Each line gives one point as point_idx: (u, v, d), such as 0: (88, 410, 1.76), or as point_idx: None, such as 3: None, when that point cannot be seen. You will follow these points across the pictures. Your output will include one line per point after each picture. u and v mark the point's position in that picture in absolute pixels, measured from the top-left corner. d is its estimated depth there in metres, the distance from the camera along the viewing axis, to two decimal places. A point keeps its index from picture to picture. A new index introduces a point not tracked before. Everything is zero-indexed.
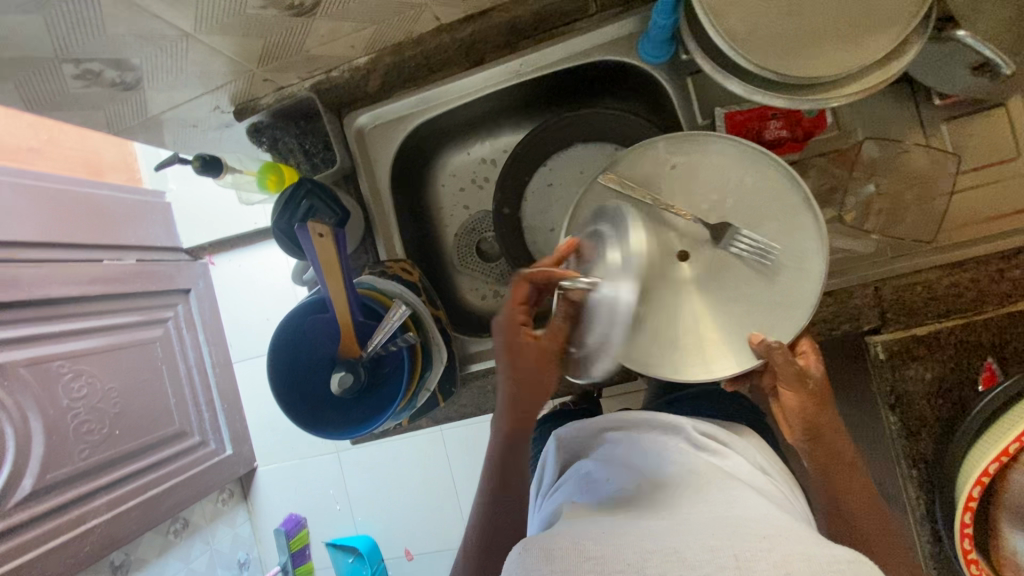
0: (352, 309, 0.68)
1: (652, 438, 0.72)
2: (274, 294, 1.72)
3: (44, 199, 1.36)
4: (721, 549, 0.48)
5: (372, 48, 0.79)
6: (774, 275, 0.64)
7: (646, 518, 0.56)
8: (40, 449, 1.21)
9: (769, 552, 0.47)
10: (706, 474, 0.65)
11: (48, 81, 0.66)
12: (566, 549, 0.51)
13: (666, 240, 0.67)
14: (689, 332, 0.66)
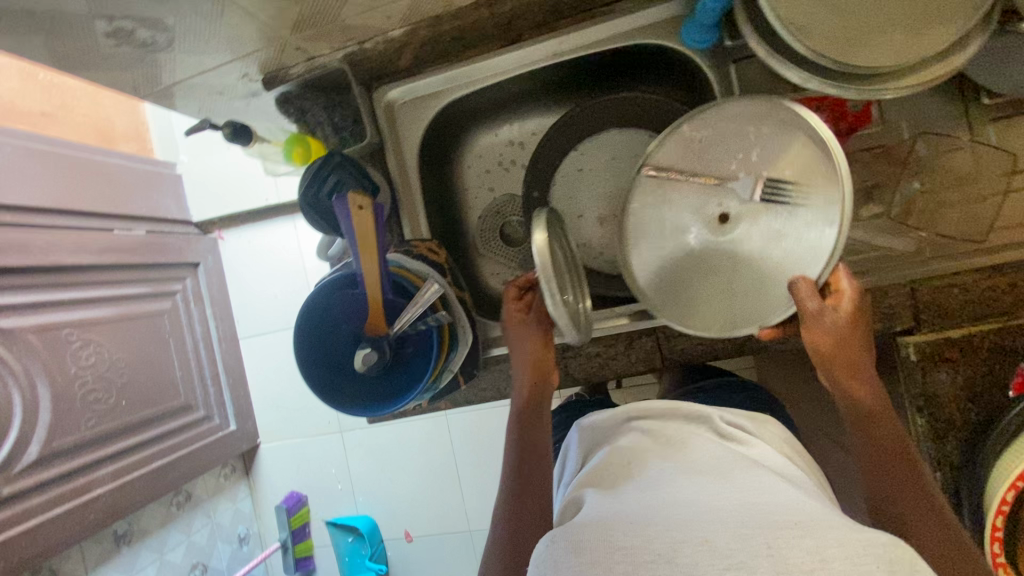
0: (383, 286, 0.67)
1: (678, 428, 0.71)
2: (283, 271, 1.71)
3: (54, 164, 1.33)
4: (755, 537, 0.47)
5: (407, 21, 0.76)
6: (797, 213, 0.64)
7: (672, 499, 0.55)
8: (47, 416, 1.20)
9: (803, 539, 0.46)
10: (727, 455, 0.64)
11: (79, 37, 0.64)
12: (597, 540, 0.50)
13: (702, 210, 0.70)
14: (738, 289, 0.70)
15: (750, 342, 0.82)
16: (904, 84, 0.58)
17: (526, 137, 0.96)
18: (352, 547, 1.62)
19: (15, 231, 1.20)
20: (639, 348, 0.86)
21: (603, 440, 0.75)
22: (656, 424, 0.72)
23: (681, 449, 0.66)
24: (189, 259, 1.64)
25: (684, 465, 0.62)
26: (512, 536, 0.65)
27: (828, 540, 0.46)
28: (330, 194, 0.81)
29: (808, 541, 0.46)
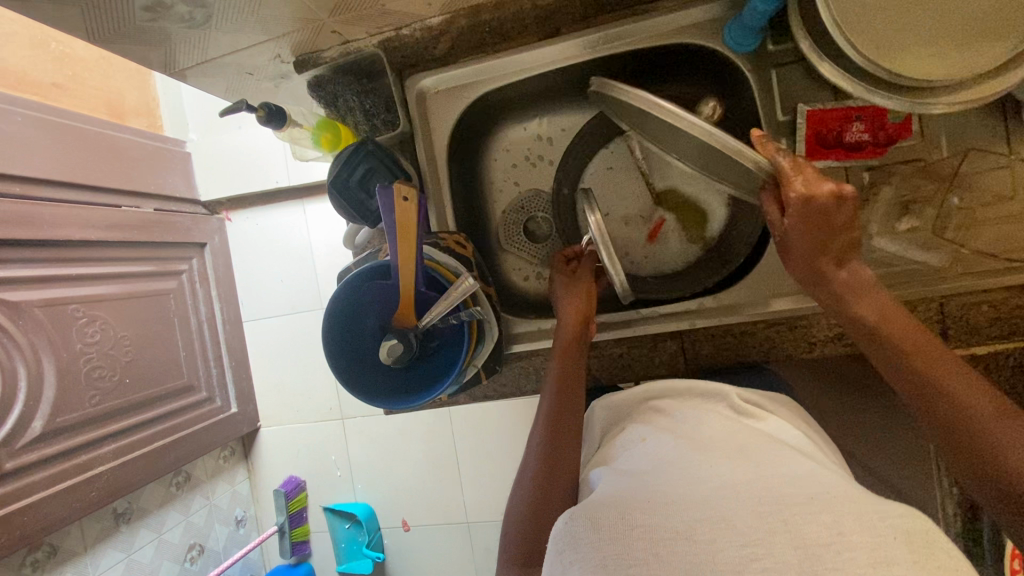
0: (416, 278, 0.67)
1: (694, 404, 0.69)
2: (289, 255, 1.70)
3: (65, 137, 1.31)
4: (777, 522, 0.43)
5: (447, 9, 0.75)
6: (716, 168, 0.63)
7: (686, 477, 0.53)
8: (52, 391, 1.18)
9: (820, 516, 0.43)
10: (744, 432, 0.61)
11: (115, 9, 0.62)
12: (614, 519, 0.48)
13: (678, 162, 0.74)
14: None
15: (775, 351, 0.83)
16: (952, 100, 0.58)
17: (556, 133, 0.94)
18: (350, 533, 1.63)
19: (24, 203, 1.18)
20: (662, 351, 0.87)
21: (619, 420, 0.76)
22: (667, 403, 0.71)
23: (692, 426, 0.64)
24: (196, 239, 1.62)
25: (695, 443, 0.59)
26: (537, 502, 0.64)
27: (840, 507, 0.44)
28: (360, 181, 0.80)
29: (824, 515, 0.43)
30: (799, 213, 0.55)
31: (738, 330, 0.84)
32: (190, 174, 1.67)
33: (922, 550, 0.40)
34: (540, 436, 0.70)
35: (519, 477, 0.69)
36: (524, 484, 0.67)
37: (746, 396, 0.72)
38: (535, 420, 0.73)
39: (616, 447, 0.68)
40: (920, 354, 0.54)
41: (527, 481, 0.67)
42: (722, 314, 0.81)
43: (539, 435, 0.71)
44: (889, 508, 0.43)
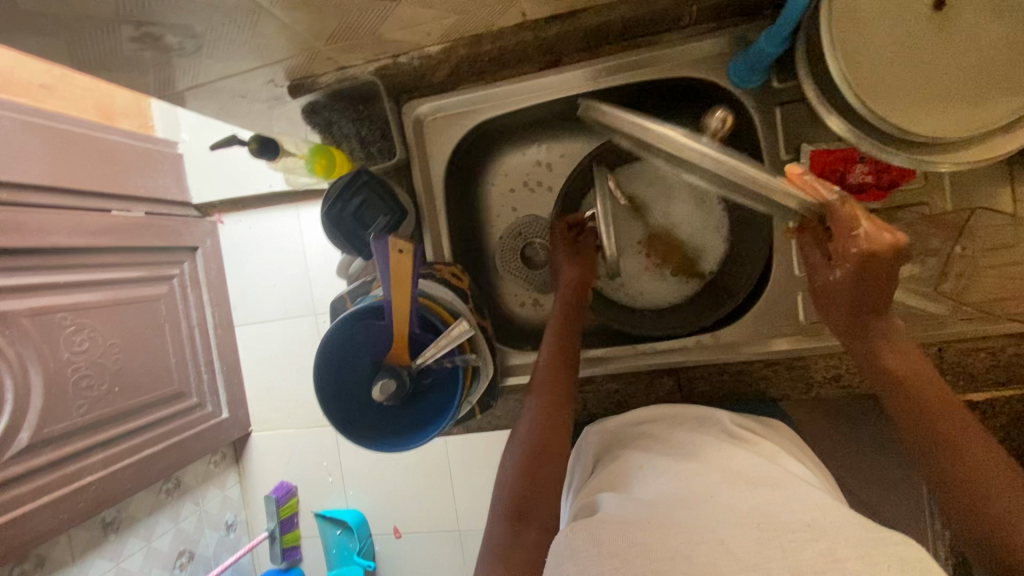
0: (410, 320, 0.65)
1: (691, 429, 0.68)
2: (279, 259, 1.61)
3: (51, 140, 1.27)
4: (771, 543, 0.44)
5: (446, 38, 0.73)
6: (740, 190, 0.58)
7: (691, 501, 0.52)
8: (39, 402, 1.15)
9: (816, 542, 0.43)
10: (741, 458, 0.60)
11: (101, 42, 0.60)
12: (614, 533, 0.48)
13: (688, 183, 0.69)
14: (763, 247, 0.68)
15: (771, 390, 0.83)
16: (954, 154, 0.57)
17: (555, 159, 0.93)
18: (340, 540, 1.57)
19: (6, 209, 1.14)
20: (658, 387, 0.86)
21: (613, 444, 0.73)
22: (663, 428, 0.70)
23: (695, 453, 0.62)
24: (187, 243, 1.57)
25: (699, 467, 0.58)
26: (516, 517, 0.59)
27: (840, 535, 0.44)
28: (353, 213, 0.78)
29: (820, 543, 0.43)
30: (860, 269, 0.59)
31: (734, 369, 0.84)
32: (182, 177, 1.61)
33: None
34: (526, 442, 0.66)
35: (498, 490, 0.64)
36: (503, 495, 0.62)
37: (738, 419, 0.71)
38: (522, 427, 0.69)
39: (613, 470, 0.65)
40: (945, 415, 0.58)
41: (509, 490, 0.62)
42: (719, 352, 0.80)
43: (525, 442, 0.66)
44: (891, 538, 0.44)
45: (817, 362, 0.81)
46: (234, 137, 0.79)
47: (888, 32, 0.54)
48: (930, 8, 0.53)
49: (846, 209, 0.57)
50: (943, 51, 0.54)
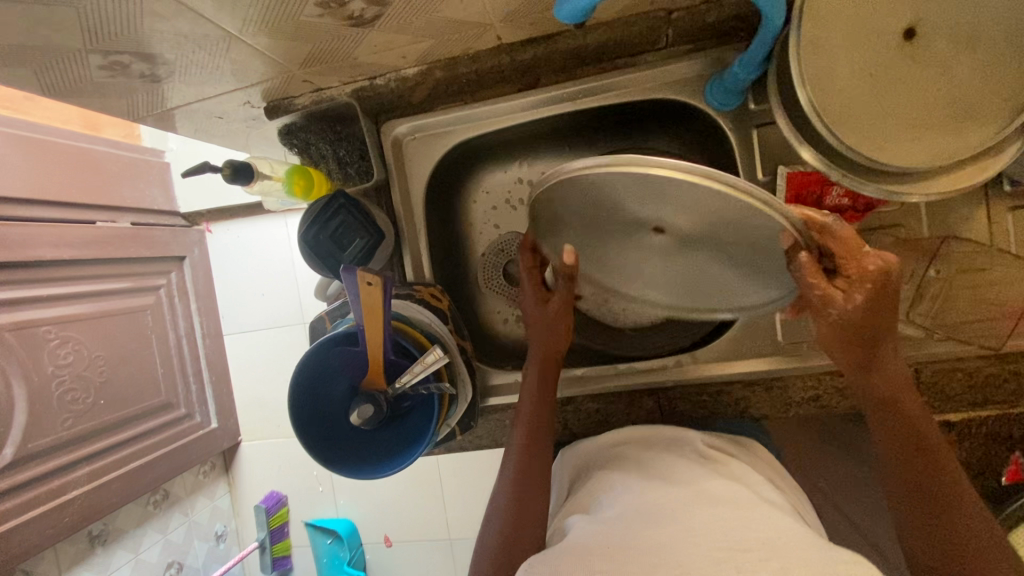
0: (385, 347, 0.65)
1: (662, 450, 0.68)
2: (267, 265, 1.51)
3: (30, 148, 1.14)
4: (727, 562, 0.44)
5: (423, 60, 0.74)
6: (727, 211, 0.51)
7: (650, 523, 0.52)
8: (23, 417, 1.05)
9: (770, 563, 0.43)
10: (711, 479, 0.59)
11: (70, 70, 0.59)
12: (572, 564, 0.48)
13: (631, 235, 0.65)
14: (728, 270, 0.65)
15: (751, 411, 0.82)
16: (922, 183, 0.58)
17: (535, 176, 0.91)
18: (331, 549, 1.47)
19: None
20: (638, 408, 0.86)
21: (587, 468, 0.74)
22: (636, 450, 0.70)
23: (666, 475, 0.62)
24: (175, 252, 1.45)
25: (666, 487, 0.59)
26: (505, 547, 0.62)
27: (799, 559, 0.44)
28: (331, 235, 0.78)
29: (772, 564, 0.43)
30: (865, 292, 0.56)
31: (713, 389, 0.84)
32: (168, 185, 1.49)
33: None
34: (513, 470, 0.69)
35: (488, 536, 0.65)
36: (494, 524, 0.65)
37: (710, 440, 0.71)
38: (508, 455, 0.71)
39: (587, 494, 0.65)
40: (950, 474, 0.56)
41: (498, 521, 0.65)
42: (698, 372, 0.80)
43: (511, 469, 0.69)
44: (840, 556, 0.44)
45: (797, 381, 0.80)
46: (206, 163, 0.79)
47: (857, 62, 0.54)
48: (900, 38, 0.53)
49: (843, 230, 0.56)
50: (910, 84, 0.54)
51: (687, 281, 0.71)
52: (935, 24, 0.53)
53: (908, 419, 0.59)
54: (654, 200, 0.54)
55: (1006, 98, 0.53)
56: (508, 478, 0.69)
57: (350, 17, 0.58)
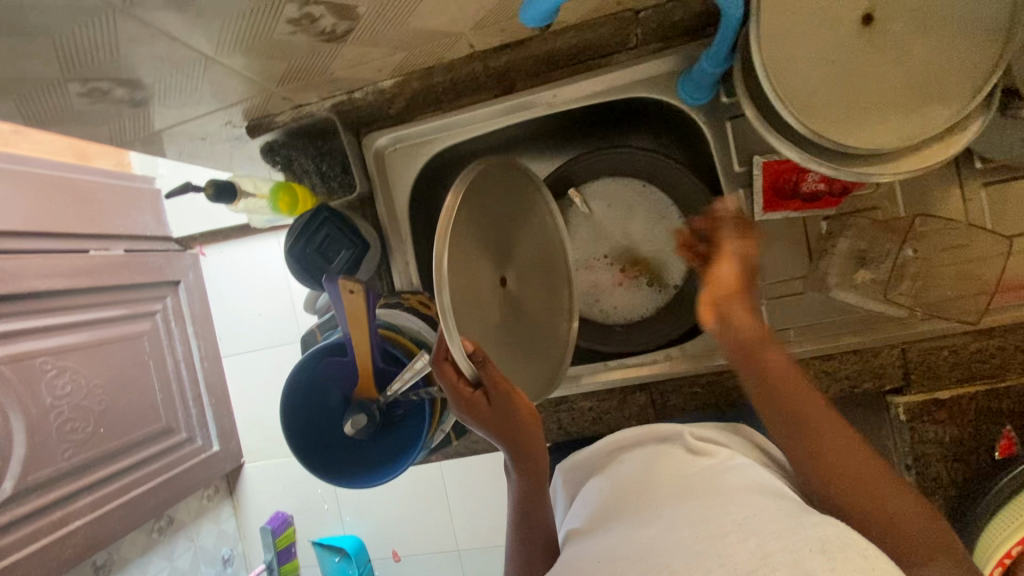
0: (373, 355, 0.66)
1: (652, 448, 0.68)
2: (264, 284, 1.51)
3: (20, 182, 1.13)
4: (706, 553, 0.43)
5: (399, 72, 0.75)
6: (486, 191, 0.62)
7: (641, 529, 0.52)
8: (21, 449, 1.03)
9: (746, 541, 0.43)
10: (697, 470, 0.59)
11: (49, 99, 0.60)
12: None
13: (502, 298, 0.66)
14: (541, 268, 0.75)
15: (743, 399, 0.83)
16: (897, 162, 0.58)
17: None
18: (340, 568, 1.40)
19: None
20: (632, 403, 0.87)
21: (585, 476, 0.74)
22: (628, 453, 0.70)
23: (649, 469, 0.63)
24: (169, 277, 1.42)
25: (648, 484, 0.60)
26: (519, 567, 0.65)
27: (776, 537, 0.44)
28: (317, 248, 0.79)
29: (749, 543, 0.43)
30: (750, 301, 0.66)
31: (704, 380, 0.84)
32: (160, 211, 1.47)
33: (836, 557, 0.41)
34: (515, 508, 0.67)
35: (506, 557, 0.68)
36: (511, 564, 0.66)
37: (699, 432, 0.69)
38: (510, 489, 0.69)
39: (581, 503, 0.67)
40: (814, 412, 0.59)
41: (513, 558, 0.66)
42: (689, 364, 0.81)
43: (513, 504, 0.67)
44: (809, 521, 0.45)
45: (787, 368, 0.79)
46: (189, 184, 0.81)
47: (818, 49, 0.56)
48: (858, 24, 0.55)
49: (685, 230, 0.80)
50: (870, 65, 0.56)
51: (548, 319, 0.75)
52: (890, 8, 0.54)
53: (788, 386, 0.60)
54: (471, 237, 0.59)
55: (969, 72, 0.54)
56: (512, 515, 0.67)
57: (321, 33, 0.60)
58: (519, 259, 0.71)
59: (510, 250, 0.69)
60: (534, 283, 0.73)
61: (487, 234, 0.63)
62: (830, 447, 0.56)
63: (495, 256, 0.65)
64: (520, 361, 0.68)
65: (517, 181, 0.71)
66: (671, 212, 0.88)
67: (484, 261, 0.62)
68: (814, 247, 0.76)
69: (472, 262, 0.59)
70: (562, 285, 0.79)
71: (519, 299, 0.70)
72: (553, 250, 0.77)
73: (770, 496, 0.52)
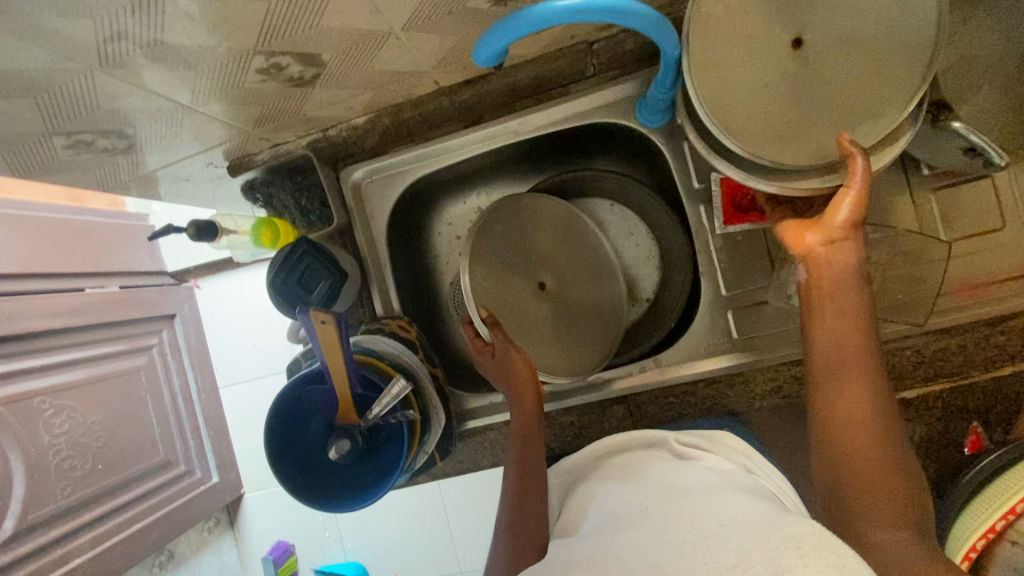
0: (351, 382, 0.69)
1: (641, 453, 0.65)
2: (257, 314, 1.54)
3: (17, 227, 1.16)
4: (689, 552, 0.41)
5: (370, 109, 0.80)
6: (509, 215, 0.87)
7: (622, 537, 0.47)
8: (21, 489, 1.04)
9: (726, 542, 0.40)
10: (683, 473, 0.55)
11: (36, 152, 0.63)
12: None
13: (539, 298, 0.89)
14: (588, 272, 0.90)
15: (717, 407, 0.85)
16: (807, 180, 0.61)
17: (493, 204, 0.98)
18: None
19: None
20: (612, 416, 0.89)
21: (574, 482, 0.70)
22: (617, 458, 0.66)
23: (639, 473, 0.59)
24: (165, 311, 1.45)
25: (639, 485, 0.56)
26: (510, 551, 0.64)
27: (761, 542, 0.39)
28: (298, 280, 0.82)
29: (729, 542, 0.40)
30: (859, 236, 0.55)
31: (679, 391, 0.86)
32: (155, 247, 1.51)
33: (811, 550, 0.37)
34: (508, 500, 0.68)
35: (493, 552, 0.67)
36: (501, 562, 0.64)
37: (683, 437, 0.67)
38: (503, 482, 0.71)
39: (572, 509, 0.63)
40: (836, 350, 0.53)
41: (503, 556, 0.64)
42: (663, 375, 0.83)
43: (506, 497, 0.68)
44: (789, 521, 0.41)
45: (758, 376, 0.83)
46: (172, 225, 0.83)
47: (751, 76, 0.60)
48: (790, 48, 0.59)
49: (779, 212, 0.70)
50: (802, 88, 0.59)
51: (599, 319, 0.89)
52: (819, 32, 0.58)
53: (834, 324, 0.53)
54: (497, 248, 0.87)
55: (896, 86, 0.57)
56: (505, 511, 0.67)
57: (291, 79, 0.64)
58: (568, 270, 0.90)
59: (551, 261, 0.90)
60: (583, 290, 0.90)
61: (515, 248, 0.88)
62: (846, 404, 0.51)
63: (526, 266, 0.89)
64: (561, 348, 0.87)
65: (525, 207, 0.88)
66: (640, 230, 0.94)
67: (515, 272, 0.88)
68: (776, 254, 0.78)
69: (501, 270, 0.87)
70: (611, 293, 0.90)
71: (562, 300, 0.89)
72: (597, 254, 0.90)
73: (753, 497, 0.48)
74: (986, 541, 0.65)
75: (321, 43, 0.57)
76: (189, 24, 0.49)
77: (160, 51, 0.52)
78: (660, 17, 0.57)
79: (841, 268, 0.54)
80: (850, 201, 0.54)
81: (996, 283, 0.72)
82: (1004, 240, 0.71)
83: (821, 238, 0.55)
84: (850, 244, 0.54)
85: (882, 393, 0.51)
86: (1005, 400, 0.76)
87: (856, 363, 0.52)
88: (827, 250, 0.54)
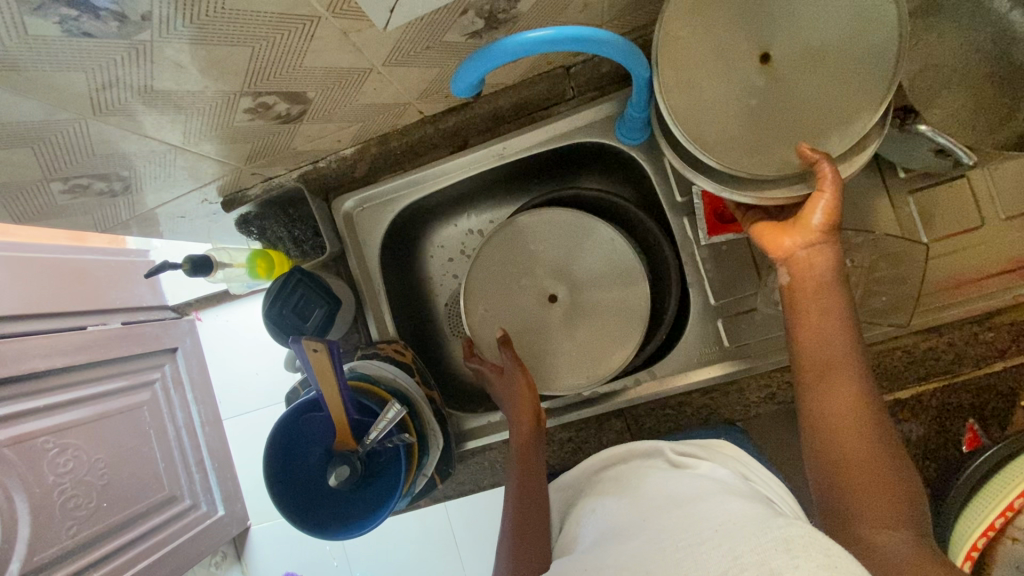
0: (346, 407, 0.69)
1: (637, 464, 0.65)
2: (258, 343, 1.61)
3: (20, 267, 1.17)
4: (683, 561, 0.41)
5: (358, 140, 0.83)
6: (505, 235, 0.89)
7: (617, 549, 0.48)
8: (27, 530, 1.03)
9: (719, 547, 0.40)
10: (678, 482, 0.56)
11: (35, 197, 0.65)
12: None
13: (549, 311, 0.88)
14: (605, 274, 0.87)
15: (713, 416, 0.85)
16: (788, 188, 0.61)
17: (485, 226, 1.01)
18: None
19: None
20: (609, 429, 0.89)
21: (574, 497, 0.70)
22: (615, 470, 0.66)
23: (635, 486, 0.59)
24: (167, 345, 1.46)
25: (633, 499, 0.56)
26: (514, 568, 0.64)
27: (754, 544, 0.39)
28: (293, 309, 0.84)
29: (723, 546, 0.40)
30: (839, 238, 0.57)
31: (677, 402, 0.86)
32: (156, 283, 1.54)
33: (801, 551, 0.38)
34: (511, 518, 0.69)
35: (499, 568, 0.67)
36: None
37: (680, 447, 0.68)
38: (507, 501, 0.72)
39: (571, 526, 0.62)
40: (820, 347, 0.54)
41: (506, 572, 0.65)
42: (657, 387, 0.83)
43: (511, 514, 0.69)
44: (779, 523, 0.41)
45: (752, 384, 0.83)
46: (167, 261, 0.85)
47: (721, 93, 0.62)
48: (758, 62, 0.61)
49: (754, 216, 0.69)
50: (772, 101, 0.61)
51: (615, 327, 0.85)
52: (784, 48, 0.60)
53: (815, 323, 0.55)
54: (496, 271, 0.89)
55: (863, 92, 0.58)
56: (510, 528, 0.68)
57: (279, 116, 0.66)
58: (584, 278, 0.88)
59: (564, 271, 0.88)
60: (604, 296, 0.87)
61: (514, 267, 0.89)
62: (831, 400, 0.52)
63: (534, 284, 0.89)
64: (568, 363, 0.85)
65: (522, 226, 0.89)
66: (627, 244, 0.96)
67: (519, 292, 0.89)
68: (762, 263, 0.79)
69: (506, 291, 0.89)
70: (639, 301, 0.85)
71: (575, 311, 0.87)
72: (620, 255, 0.86)
73: (747, 501, 0.48)
74: (985, 541, 0.66)
75: (306, 82, 0.60)
76: (179, 69, 0.51)
77: (152, 94, 0.53)
78: (627, 44, 0.59)
79: (821, 269, 0.56)
80: (823, 204, 0.56)
81: (981, 280, 0.73)
82: (985, 238, 0.73)
83: (799, 241, 0.57)
84: (829, 247, 0.56)
85: (870, 393, 0.52)
86: (998, 396, 0.76)
87: (839, 365, 0.53)
88: (808, 253, 0.57)
